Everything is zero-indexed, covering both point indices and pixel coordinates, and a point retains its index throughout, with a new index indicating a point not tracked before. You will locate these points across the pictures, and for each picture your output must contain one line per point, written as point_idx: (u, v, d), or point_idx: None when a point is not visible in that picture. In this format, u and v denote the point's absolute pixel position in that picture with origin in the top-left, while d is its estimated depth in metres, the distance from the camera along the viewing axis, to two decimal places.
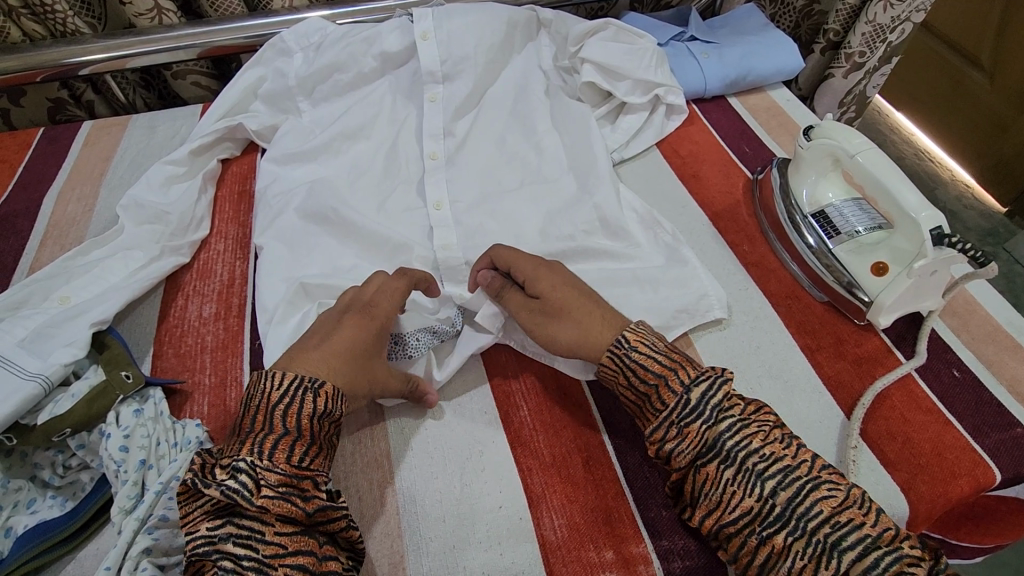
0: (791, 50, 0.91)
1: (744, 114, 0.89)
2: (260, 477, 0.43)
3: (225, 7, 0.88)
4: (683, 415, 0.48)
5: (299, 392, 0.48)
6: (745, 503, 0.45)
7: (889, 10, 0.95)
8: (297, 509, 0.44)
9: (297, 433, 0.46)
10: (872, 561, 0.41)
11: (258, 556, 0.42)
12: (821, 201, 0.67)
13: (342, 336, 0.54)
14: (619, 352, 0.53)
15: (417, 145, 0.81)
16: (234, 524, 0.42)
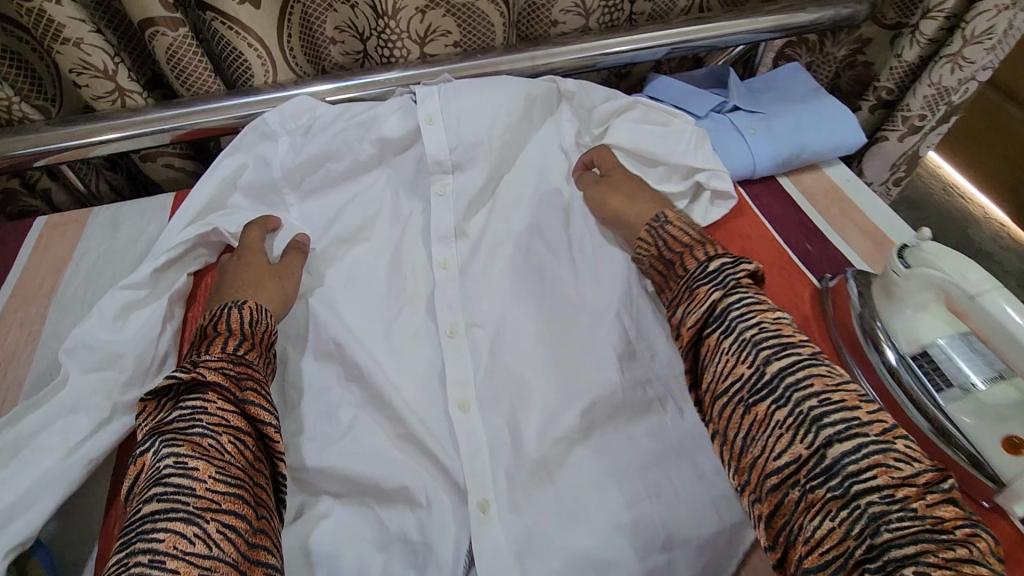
0: (850, 122, 0.79)
1: (801, 201, 0.77)
2: (200, 366, 0.51)
3: (200, 85, 0.76)
4: (699, 278, 0.53)
5: (225, 308, 0.57)
6: (738, 371, 0.48)
7: (957, 72, 0.85)
8: (233, 385, 0.51)
9: (232, 334, 0.55)
10: (853, 443, 0.42)
11: (202, 426, 0.49)
12: (922, 339, 0.54)
13: (251, 271, 0.63)
14: (655, 226, 0.62)
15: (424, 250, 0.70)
16: (182, 407, 0.50)
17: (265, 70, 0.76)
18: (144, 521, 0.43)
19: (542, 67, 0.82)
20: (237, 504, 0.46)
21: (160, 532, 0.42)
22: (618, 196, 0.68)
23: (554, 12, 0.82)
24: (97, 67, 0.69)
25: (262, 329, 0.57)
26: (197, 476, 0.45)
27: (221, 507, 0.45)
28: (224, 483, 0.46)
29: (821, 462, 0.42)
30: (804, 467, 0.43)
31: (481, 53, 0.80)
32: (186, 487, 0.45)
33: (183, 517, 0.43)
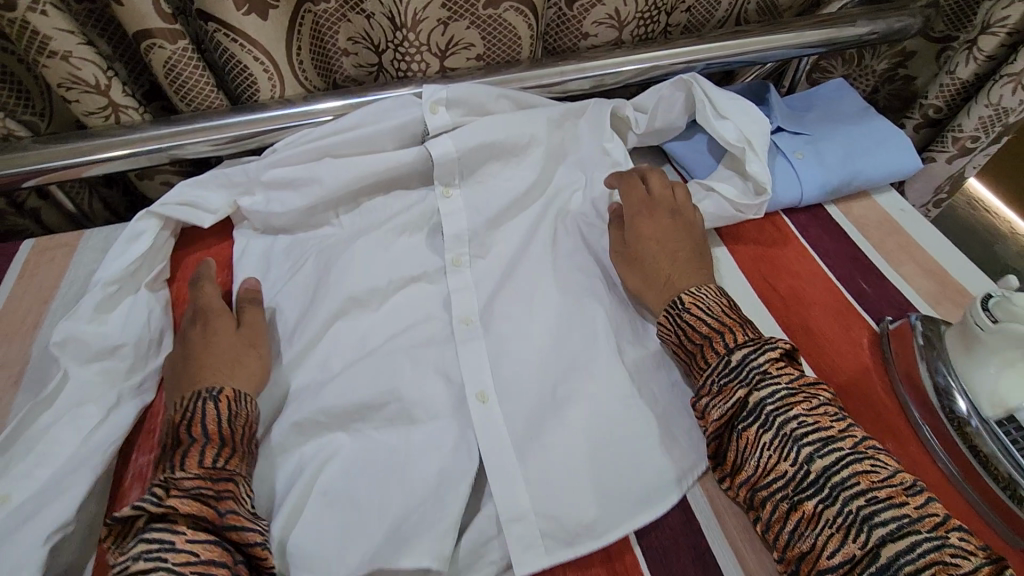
0: (903, 145, 0.73)
1: (850, 231, 0.71)
2: (171, 484, 0.45)
3: (200, 100, 0.70)
4: (723, 375, 0.50)
5: (198, 402, 0.50)
6: (780, 468, 0.45)
7: (1018, 92, 0.78)
8: (211, 512, 0.44)
9: (207, 439, 0.48)
10: (908, 542, 0.39)
11: (167, 564, 0.41)
12: (1009, 404, 0.48)
13: (212, 346, 0.56)
14: (672, 310, 0.55)
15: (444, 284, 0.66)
16: (144, 540, 0.42)
17: (272, 84, 0.70)
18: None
19: (572, 83, 0.76)
20: (217, 552, 0.42)
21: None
22: (664, 243, 0.62)
23: (585, 25, 0.77)
24: (87, 82, 0.63)
25: (241, 423, 0.51)
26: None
27: (199, 559, 0.42)
28: None
29: (877, 560, 0.40)
30: (859, 567, 0.40)
31: (506, 69, 0.74)
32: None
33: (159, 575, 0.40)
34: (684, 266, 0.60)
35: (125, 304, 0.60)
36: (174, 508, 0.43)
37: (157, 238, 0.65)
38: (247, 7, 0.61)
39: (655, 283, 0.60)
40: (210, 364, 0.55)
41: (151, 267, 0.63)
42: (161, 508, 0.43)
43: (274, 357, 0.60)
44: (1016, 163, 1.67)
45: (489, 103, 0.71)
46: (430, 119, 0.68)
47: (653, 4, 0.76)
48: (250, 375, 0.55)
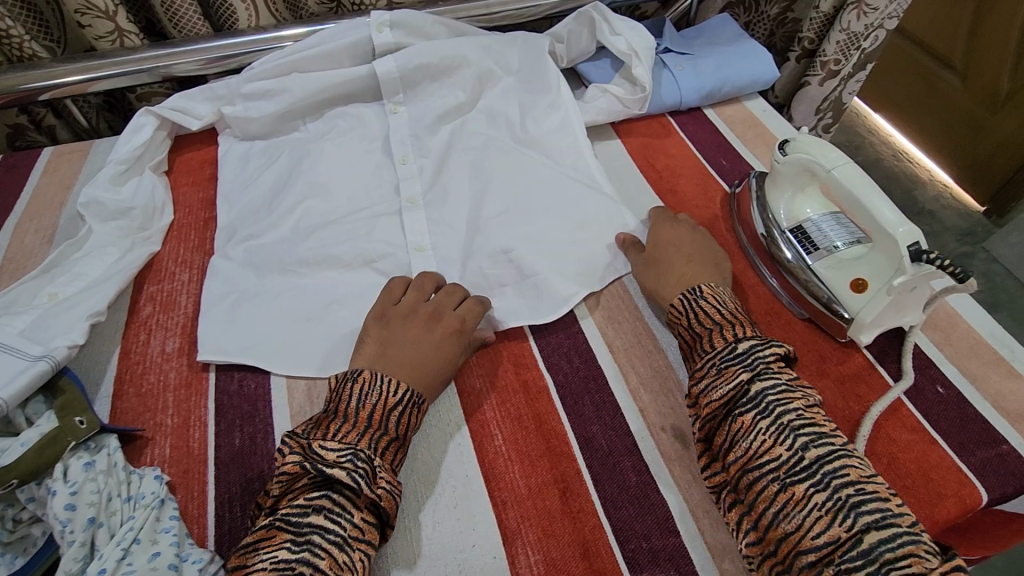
0: (765, 58, 0.91)
1: (721, 127, 0.88)
2: (374, 469, 0.46)
3: (189, 27, 0.86)
4: (728, 358, 0.52)
5: (407, 402, 0.51)
6: (775, 450, 0.46)
7: (862, 18, 0.96)
8: (392, 505, 0.46)
9: (401, 439, 0.50)
10: (888, 530, 0.41)
11: (342, 533, 0.44)
12: (799, 215, 0.66)
13: (427, 350, 0.56)
14: (689, 295, 0.59)
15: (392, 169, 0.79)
16: (313, 498, 0.45)
17: (248, 13, 0.86)
18: (304, 526, 0.43)
19: (498, 16, 0.93)
20: (376, 534, 0.46)
21: (323, 543, 0.43)
22: (682, 248, 0.65)
23: None
24: (98, 8, 0.79)
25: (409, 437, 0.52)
26: (349, 544, 0.44)
27: (366, 536, 0.45)
28: (362, 547, 0.44)
29: (858, 544, 0.41)
30: (842, 549, 0.41)
31: (441, 2, 0.91)
32: (346, 512, 0.45)
33: (339, 542, 0.43)
34: (694, 266, 0.63)
35: (134, 181, 0.75)
36: (376, 495, 0.45)
37: (154, 135, 0.80)
38: None
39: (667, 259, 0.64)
40: (429, 377, 0.55)
41: (151, 156, 0.79)
42: (370, 494, 0.45)
43: (251, 217, 0.74)
44: (929, 118, 1.98)
45: (426, 27, 0.85)
46: (375, 37, 0.82)
47: None
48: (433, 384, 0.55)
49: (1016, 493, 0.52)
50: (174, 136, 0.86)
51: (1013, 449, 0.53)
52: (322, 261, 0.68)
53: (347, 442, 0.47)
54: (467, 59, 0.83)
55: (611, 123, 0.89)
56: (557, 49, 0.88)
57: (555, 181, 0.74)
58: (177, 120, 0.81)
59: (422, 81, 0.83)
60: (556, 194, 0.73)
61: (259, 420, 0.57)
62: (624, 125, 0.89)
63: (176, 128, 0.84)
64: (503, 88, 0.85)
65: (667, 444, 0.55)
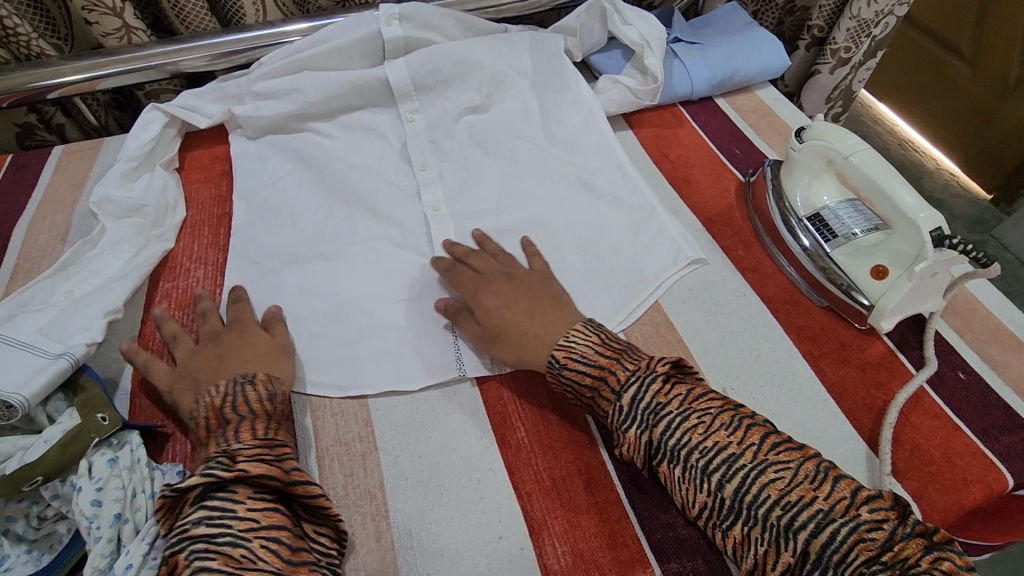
0: (776, 46, 0.90)
1: (733, 116, 0.88)
2: (232, 455, 0.45)
3: (197, 23, 0.85)
4: (618, 422, 0.49)
5: (236, 385, 0.51)
6: (699, 498, 0.46)
7: (872, 5, 0.95)
8: (277, 471, 0.45)
9: (252, 414, 0.49)
10: (828, 536, 0.42)
11: (233, 531, 0.42)
12: (816, 204, 0.65)
13: (252, 347, 0.57)
14: (552, 370, 0.54)
15: (412, 176, 0.80)
16: (185, 516, 0.43)
17: (256, 7, 0.86)
18: (185, 539, 0.41)
19: (507, 8, 0.93)
20: (276, 516, 0.44)
21: (209, 547, 0.41)
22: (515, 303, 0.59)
23: None
24: (105, 4, 0.79)
25: (282, 400, 0.52)
26: (242, 533, 0.42)
27: (262, 524, 0.43)
28: (265, 533, 0.42)
29: (808, 559, 0.42)
30: (797, 574, 0.42)
31: None
32: (230, 508, 0.43)
33: (228, 540, 0.41)
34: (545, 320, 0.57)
35: (144, 177, 0.74)
36: (243, 471, 0.44)
37: (163, 132, 0.80)
38: None
39: (514, 343, 0.57)
40: (254, 358, 0.56)
41: (162, 153, 0.79)
42: (233, 477, 0.44)
43: (267, 216, 0.74)
44: (938, 106, 1.97)
45: (435, 20, 0.85)
46: (385, 30, 0.82)
47: None
48: (275, 360, 0.57)
49: None
50: (184, 134, 0.85)
51: None
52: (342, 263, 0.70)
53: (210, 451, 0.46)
54: (480, 64, 0.84)
55: (624, 115, 0.88)
56: (571, 49, 0.89)
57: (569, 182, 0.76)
58: (187, 119, 0.81)
59: (435, 77, 0.83)
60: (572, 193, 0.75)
61: None
62: (633, 115, 0.88)
63: (185, 125, 0.83)
64: (518, 89, 0.85)
65: None
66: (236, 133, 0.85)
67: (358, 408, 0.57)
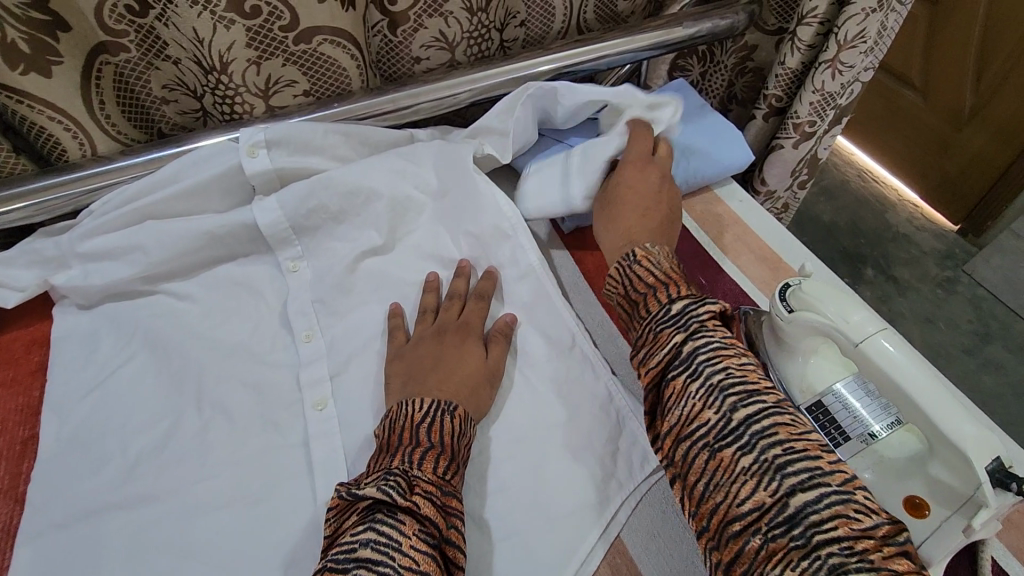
0: (736, 139, 0.76)
1: (692, 228, 0.72)
2: (410, 482, 0.45)
3: (2, 167, 0.65)
4: (661, 321, 0.50)
5: (437, 410, 0.50)
6: (704, 414, 0.44)
7: (837, 77, 0.83)
8: (440, 520, 0.45)
9: (440, 446, 0.48)
10: (816, 493, 0.38)
11: (393, 565, 0.41)
12: (816, 387, 0.49)
13: (456, 363, 0.56)
14: (624, 263, 0.58)
15: (293, 352, 0.62)
16: (358, 531, 0.43)
17: (81, 141, 0.66)
18: (350, 561, 0.41)
19: (409, 112, 0.76)
20: (434, 567, 0.42)
21: (369, 575, 0.40)
22: (429, 366, 0.55)
23: (414, 49, 0.76)
24: None
25: (466, 445, 0.51)
26: (400, 565, 0.41)
27: (420, 567, 0.41)
28: (416, 570, 0.41)
29: (784, 509, 0.39)
30: (767, 515, 0.39)
31: (336, 101, 0.73)
32: (393, 539, 0.42)
33: (388, 572, 0.40)
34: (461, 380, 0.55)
35: None
36: (416, 505, 0.44)
37: None
38: (24, 64, 0.58)
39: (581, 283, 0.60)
40: (463, 386, 0.54)
41: None
42: (406, 506, 0.44)
43: (91, 437, 0.55)
44: (892, 135, 1.89)
45: (316, 139, 0.67)
46: (247, 163, 0.64)
47: (478, 23, 0.77)
48: (482, 393, 0.55)
49: None
50: None
51: None
52: (195, 507, 0.51)
53: (382, 468, 0.47)
54: (377, 192, 0.67)
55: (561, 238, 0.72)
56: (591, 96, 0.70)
57: None
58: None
59: (320, 217, 0.66)
60: None
61: None
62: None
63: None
64: (428, 221, 0.70)
65: None
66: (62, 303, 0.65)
67: None
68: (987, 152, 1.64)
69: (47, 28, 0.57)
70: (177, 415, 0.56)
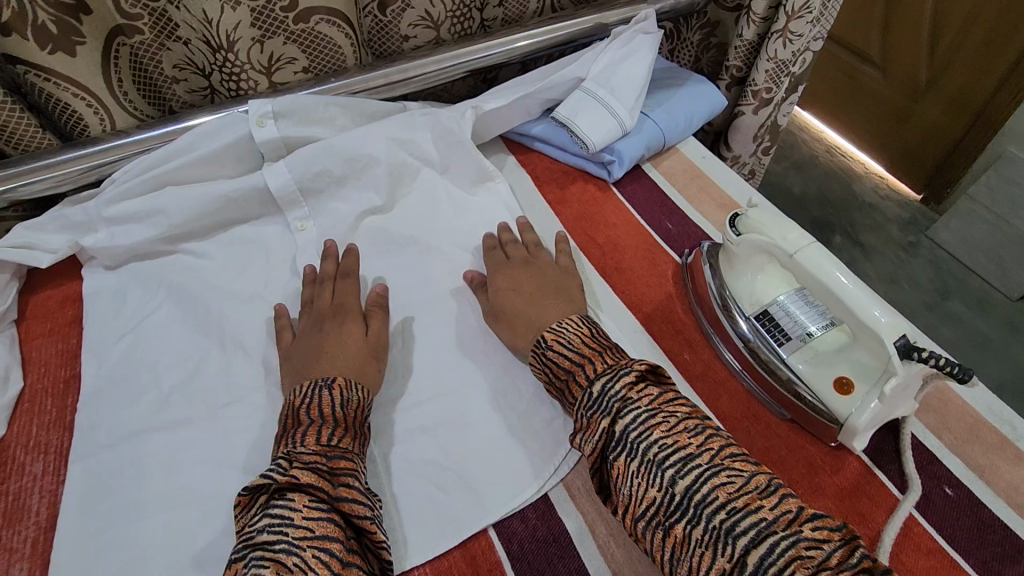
0: (700, 104, 0.85)
1: (661, 183, 0.80)
2: (291, 461, 0.48)
3: (29, 142, 0.71)
4: (587, 406, 0.50)
5: (314, 390, 0.54)
6: (650, 494, 0.45)
7: (789, 46, 0.91)
8: (327, 484, 0.47)
9: (320, 419, 0.51)
10: (768, 544, 0.41)
11: (288, 538, 0.43)
12: (763, 299, 0.57)
13: (345, 345, 0.59)
14: (538, 351, 0.57)
15: (303, 300, 0.69)
16: (255, 520, 0.45)
17: (101, 116, 0.72)
18: (247, 547, 0.43)
19: (400, 86, 0.83)
20: (330, 528, 0.45)
21: (266, 555, 0.42)
22: (323, 350, 0.59)
23: (402, 28, 0.83)
24: None
25: (355, 407, 0.54)
26: (296, 538, 0.43)
27: (315, 533, 0.44)
28: (316, 539, 0.44)
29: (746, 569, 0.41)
30: None
31: (333, 76, 0.79)
32: (287, 517, 0.44)
33: (284, 547, 0.43)
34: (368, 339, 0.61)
35: None
36: (297, 478, 0.46)
37: None
38: (51, 44, 0.64)
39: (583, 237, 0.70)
40: (350, 362, 0.58)
41: None
42: (287, 480, 0.46)
43: (128, 375, 0.61)
44: (857, 111, 1.99)
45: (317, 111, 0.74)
46: (257, 133, 0.71)
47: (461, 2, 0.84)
48: (368, 368, 0.59)
49: None
50: (25, 273, 0.71)
51: None
52: (225, 429, 0.58)
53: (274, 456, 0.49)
54: (376, 158, 0.74)
55: (544, 194, 0.80)
56: (579, 75, 0.80)
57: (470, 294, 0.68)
58: (22, 259, 0.67)
59: (323, 179, 0.73)
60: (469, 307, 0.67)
61: None
62: (553, 192, 0.80)
63: (23, 266, 0.69)
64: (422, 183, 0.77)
65: None
66: (89, 265, 0.71)
67: None
68: (943, 123, 1.74)
69: (71, 11, 0.64)
70: (204, 355, 0.63)
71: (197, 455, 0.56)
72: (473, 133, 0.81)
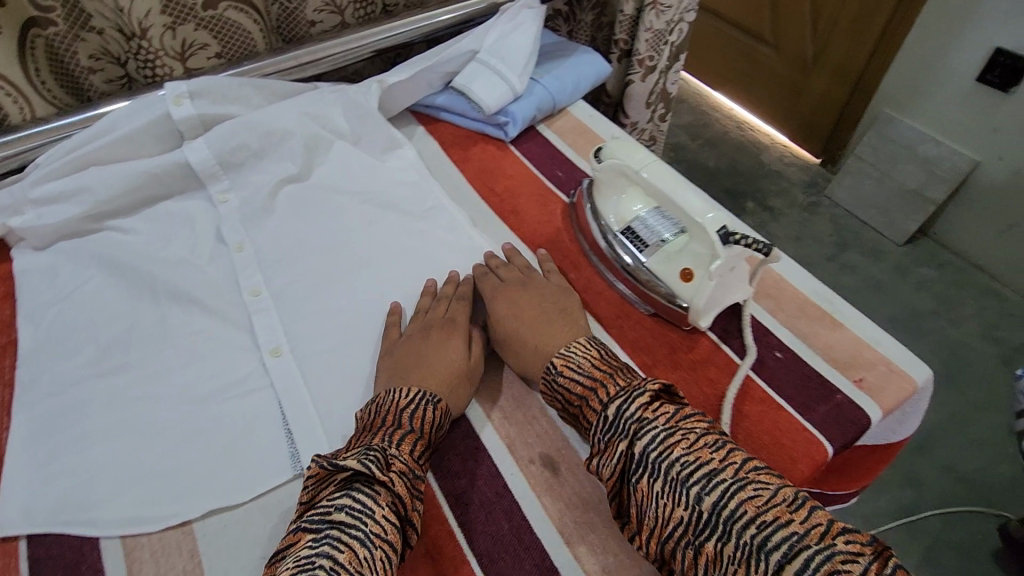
0: (587, 69, 0.96)
1: (554, 140, 0.90)
2: (388, 458, 0.50)
3: None
4: (604, 430, 0.51)
5: (421, 400, 0.55)
6: (676, 513, 0.46)
7: (661, 16, 1.03)
8: (405, 500, 0.49)
9: (419, 431, 0.53)
10: (801, 559, 0.41)
11: (364, 529, 0.45)
12: (627, 216, 0.67)
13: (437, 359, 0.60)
14: (549, 377, 0.58)
15: (228, 261, 0.75)
16: (333, 496, 0.48)
17: (20, 106, 0.77)
18: (324, 524, 0.46)
19: (310, 67, 0.89)
20: (394, 535, 0.47)
21: (342, 537, 0.44)
22: (418, 367, 0.59)
23: (308, 13, 0.90)
24: None
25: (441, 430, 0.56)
26: (370, 531, 0.45)
27: (388, 535, 0.46)
28: (380, 536, 0.46)
29: None
30: None
31: (245, 60, 0.86)
32: (367, 508, 0.47)
33: (359, 537, 0.45)
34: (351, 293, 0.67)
35: None
36: (392, 480, 0.49)
37: None
38: None
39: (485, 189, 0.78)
40: (447, 381, 0.59)
41: None
42: (384, 478, 0.48)
43: (64, 336, 0.66)
44: (758, 87, 2.17)
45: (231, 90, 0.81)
46: (174, 111, 0.77)
47: None
48: (458, 388, 0.60)
49: (856, 436, 0.56)
50: None
51: (847, 396, 0.58)
52: (159, 372, 0.63)
53: (363, 443, 0.51)
54: (291, 130, 0.81)
55: (450, 156, 0.89)
56: (473, 47, 0.89)
57: (383, 243, 0.76)
58: None
59: (240, 150, 0.79)
60: (382, 254, 0.75)
61: (87, 566, 0.52)
62: (457, 153, 0.89)
63: None
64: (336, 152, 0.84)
65: (537, 473, 0.57)
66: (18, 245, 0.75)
67: (183, 537, 0.54)
68: (830, 92, 1.93)
69: None
70: (136, 312, 0.68)
71: (134, 396, 0.61)
72: (381, 106, 0.89)
